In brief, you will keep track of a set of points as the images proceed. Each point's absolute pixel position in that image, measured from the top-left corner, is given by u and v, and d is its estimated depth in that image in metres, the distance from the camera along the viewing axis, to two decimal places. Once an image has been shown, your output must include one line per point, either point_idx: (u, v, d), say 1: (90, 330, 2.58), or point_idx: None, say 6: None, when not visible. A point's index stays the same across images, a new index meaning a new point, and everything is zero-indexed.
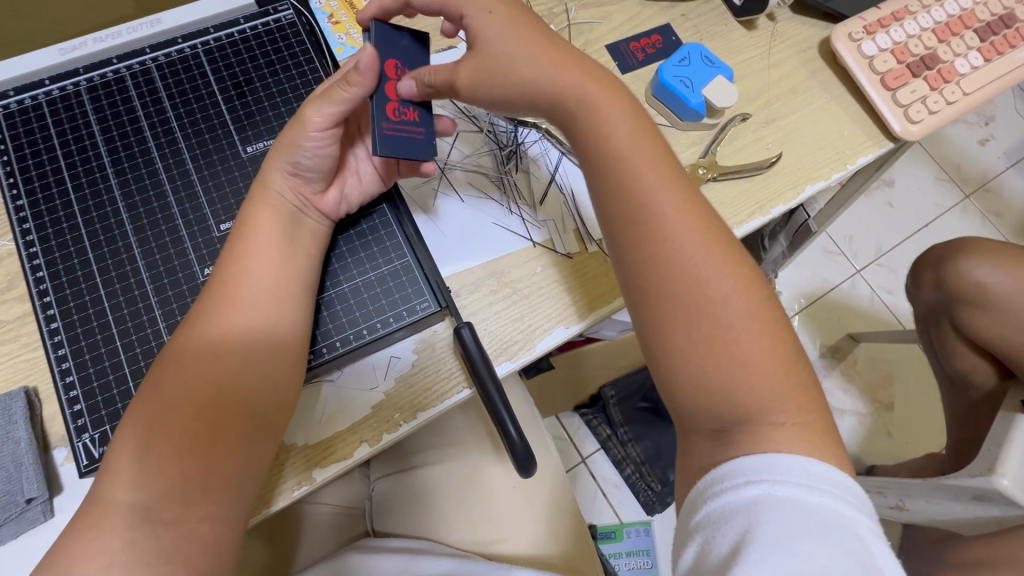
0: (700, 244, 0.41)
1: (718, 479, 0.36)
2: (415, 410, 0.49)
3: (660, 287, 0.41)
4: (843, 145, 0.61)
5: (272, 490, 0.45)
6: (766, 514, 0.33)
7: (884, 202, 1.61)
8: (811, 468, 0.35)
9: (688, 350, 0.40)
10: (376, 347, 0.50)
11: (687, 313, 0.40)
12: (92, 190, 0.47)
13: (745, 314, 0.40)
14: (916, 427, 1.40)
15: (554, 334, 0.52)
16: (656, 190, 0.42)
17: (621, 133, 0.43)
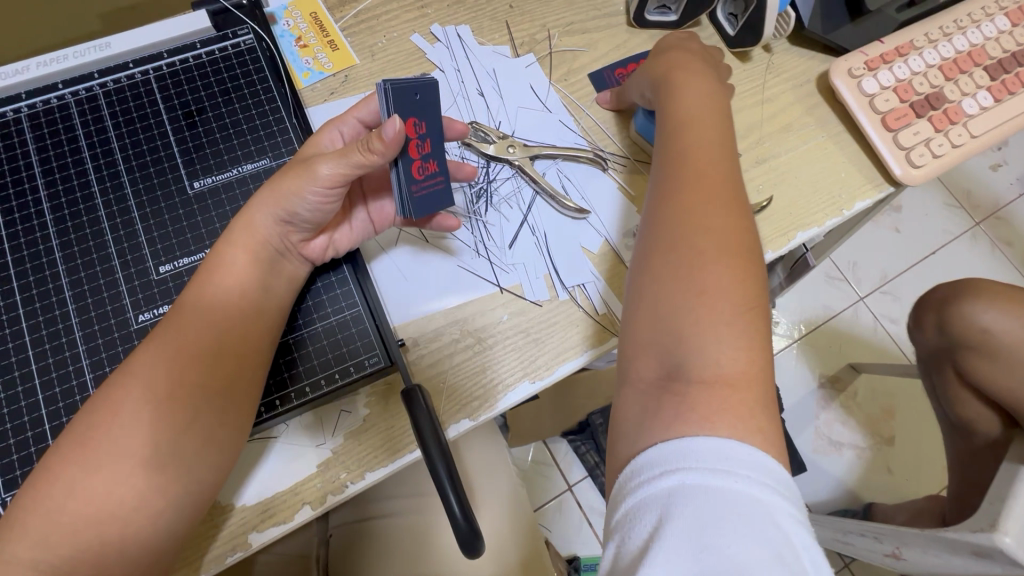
0: (722, 215, 0.40)
1: (635, 472, 0.33)
2: (362, 471, 0.45)
3: (666, 222, 0.40)
4: (839, 189, 0.57)
5: (204, 556, 0.42)
6: (679, 506, 0.31)
7: (890, 228, 1.56)
8: (731, 451, 0.32)
9: (672, 291, 0.38)
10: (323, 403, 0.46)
11: (680, 259, 0.39)
12: (26, 226, 0.44)
13: (732, 294, 0.37)
14: (917, 464, 1.35)
15: (517, 390, 0.48)
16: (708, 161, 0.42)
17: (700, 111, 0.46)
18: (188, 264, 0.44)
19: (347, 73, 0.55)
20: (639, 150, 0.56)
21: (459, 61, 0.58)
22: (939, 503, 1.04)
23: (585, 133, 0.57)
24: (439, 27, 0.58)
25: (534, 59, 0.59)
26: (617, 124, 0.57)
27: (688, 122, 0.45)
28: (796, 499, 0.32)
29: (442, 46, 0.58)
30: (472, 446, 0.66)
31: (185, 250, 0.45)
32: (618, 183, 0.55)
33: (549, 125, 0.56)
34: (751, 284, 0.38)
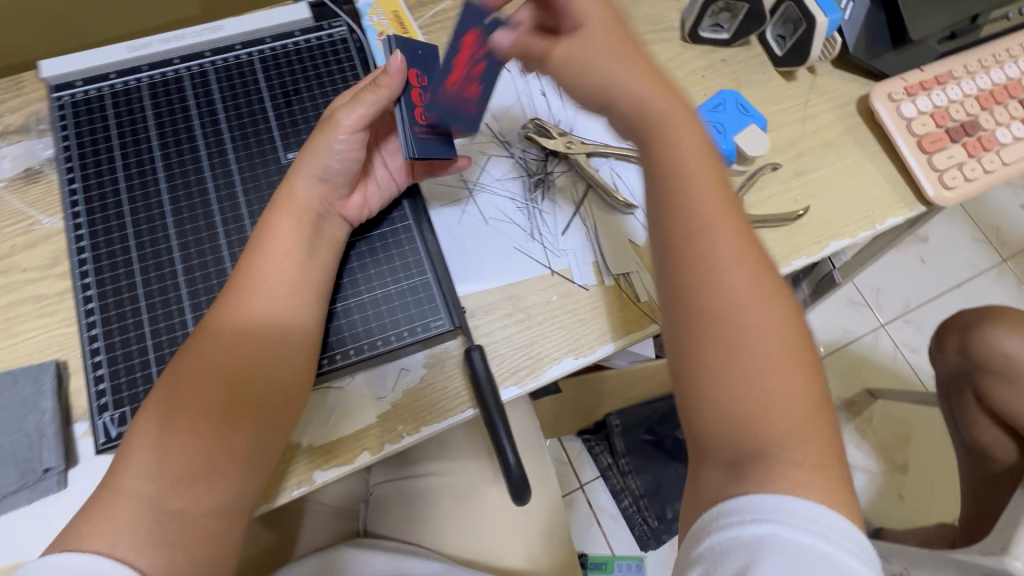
0: (754, 293, 0.39)
1: (726, 513, 0.34)
2: (418, 424, 0.50)
3: (697, 303, 0.39)
4: (872, 205, 0.61)
5: (274, 486, 0.47)
6: (771, 554, 0.32)
7: (915, 258, 1.57)
8: (827, 517, 0.33)
9: (729, 373, 0.37)
10: (389, 359, 0.51)
11: (733, 335, 0.38)
12: (141, 181, 0.50)
13: (783, 338, 0.38)
14: (929, 494, 1.35)
15: (563, 363, 0.53)
16: (702, 201, 0.40)
17: (702, 163, 0.42)
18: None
19: None
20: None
21: (525, 63, 0.63)
22: (950, 530, 1.05)
23: None
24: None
25: None
26: None
27: (682, 146, 0.42)
28: (880, 569, 0.34)
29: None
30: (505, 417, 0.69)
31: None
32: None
33: (605, 126, 0.61)
34: (799, 356, 0.38)
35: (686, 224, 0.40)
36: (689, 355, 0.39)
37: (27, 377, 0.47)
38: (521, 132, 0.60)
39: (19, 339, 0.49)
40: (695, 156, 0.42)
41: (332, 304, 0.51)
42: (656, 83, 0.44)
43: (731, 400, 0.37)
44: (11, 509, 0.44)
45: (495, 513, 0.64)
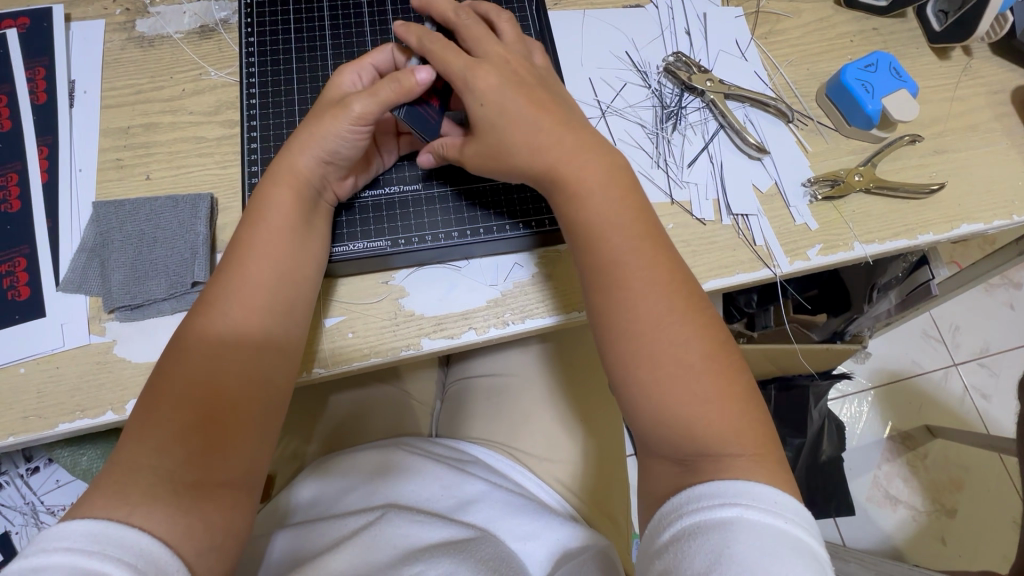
0: (658, 297, 0.44)
1: (692, 500, 0.38)
2: (525, 316, 0.52)
3: (624, 338, 0.44)
4: (1012, 195, 0.58)
5: (386, 344, 0.50)
6: (733, 536, 0.35)
7: (1005, 302, 1.49)
8: (778, 497, 0.37)
9: (652, 382, 0.43)
10: (443, 254, 0.52)
11: (660, 354, 0.43)
12: (309, 46, 0.56)
13: (691, 345, 0.43)
14: (976, 543, 1.28)
15: (527, 323, 0.52)
16: (628, 249, 0.45)
17: (598, 204, 0.46)
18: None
19: None
20: (823, 113, 0.60)
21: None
22: None
23: (774, 87, 0.61)
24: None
25: (742, 13, 0.63)
26: (806, 87, 0.61)
27: (582, 204, 0.46)
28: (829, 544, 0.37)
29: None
30: (573, 348, 0.70)
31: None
32: (797, 139, 0.59)
33: (744, 73, 0.61)
34: (704, 334, 0.44)
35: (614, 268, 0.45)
36: (625, 372, 0.44)
37: (185, 203, 0.52)
38: (661, 64, 0.60)
39: (179, 172, 0.54)
40: (596, 202, 0.46)
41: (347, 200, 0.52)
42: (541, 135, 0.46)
43: (662, 408, 0.42)
44: (155, 314, 0.49)
45: (560, 432, 0.65)
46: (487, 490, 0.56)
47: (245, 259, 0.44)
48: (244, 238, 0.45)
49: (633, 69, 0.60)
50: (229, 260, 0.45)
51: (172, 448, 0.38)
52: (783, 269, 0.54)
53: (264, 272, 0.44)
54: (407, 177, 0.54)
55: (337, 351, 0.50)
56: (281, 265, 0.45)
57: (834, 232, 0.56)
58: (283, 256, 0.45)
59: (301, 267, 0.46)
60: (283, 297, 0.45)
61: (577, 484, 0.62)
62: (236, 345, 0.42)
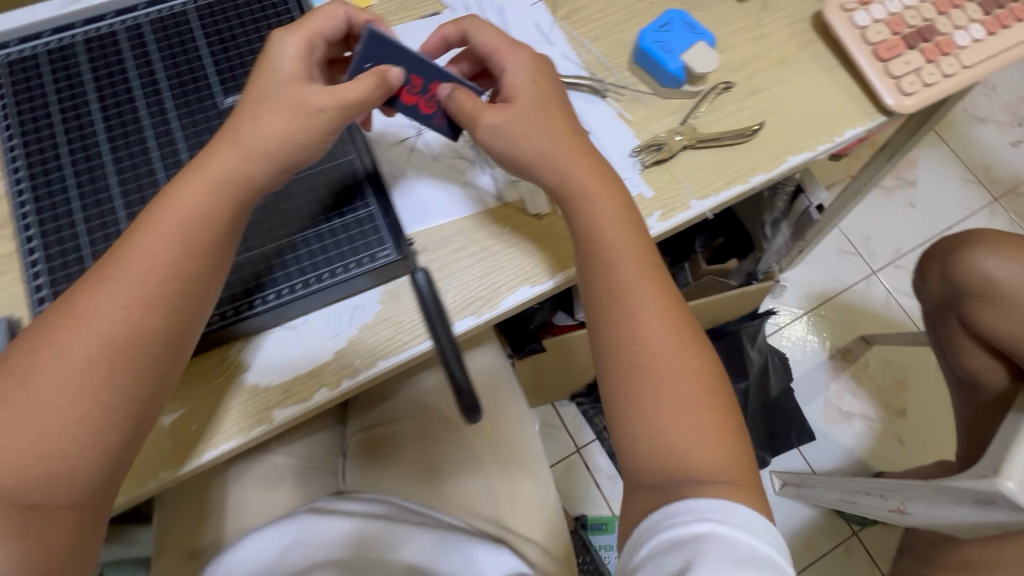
0: (648, 300, 0.47)
1: (669, 514, 0.41)
2: (375, 358, 0.50)
3: (618, 345, 0.47)
4: (830, 118, 0.60)
5: (234, 427, 0.47)
6: (704, 548, 0.37)
7: (905, 202, 1.56)
8: (747, 514, 0.40)
9: (636, 382, 0.45)
10: (276, 314, 0.50)
11: (644, 363, 0.46)
12: (79, 135, 0.50)
13: (683, 355, 0.46)
14: (930, 435, 1.34)
15: (378, 365, 0.49)
16: (622, 256, 0.48)
17: (604, 221, 0.48)
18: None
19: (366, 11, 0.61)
20: (637, 80, 0.60)
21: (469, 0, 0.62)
22: (950, 468, 1.05)
23: (585, 65, 0.60)
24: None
25: None
26: (616, 57, 0.61)
27: (604, 224, 0.48)
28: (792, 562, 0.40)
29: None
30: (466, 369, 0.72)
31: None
32: (616, 110, 0.58)
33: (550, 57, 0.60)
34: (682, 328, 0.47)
35: (615, 276, 0.48)
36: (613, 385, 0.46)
37: None
38: None
39: None
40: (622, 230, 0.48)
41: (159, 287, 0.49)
42: (571, 144, 0.49)
43: (647, 410, 0.45)
44: None
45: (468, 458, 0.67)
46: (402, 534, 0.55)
47: (111, 281, 0.40)
48: (120, 250, 0.41)
49: None
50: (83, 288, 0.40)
51: (28, 401, 0.37)
52: None
53: (141, 295, 0.40)
54: None
55: (176, 450, 0.46)
56: (140, 304, 0.40)
57: (670, 195, 0.56)
58: (163, 288, 0.40)
59: (184, 291, 0.41)
60: (152, 350, 0.40)
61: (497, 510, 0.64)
62: (107, 372, 0.39)
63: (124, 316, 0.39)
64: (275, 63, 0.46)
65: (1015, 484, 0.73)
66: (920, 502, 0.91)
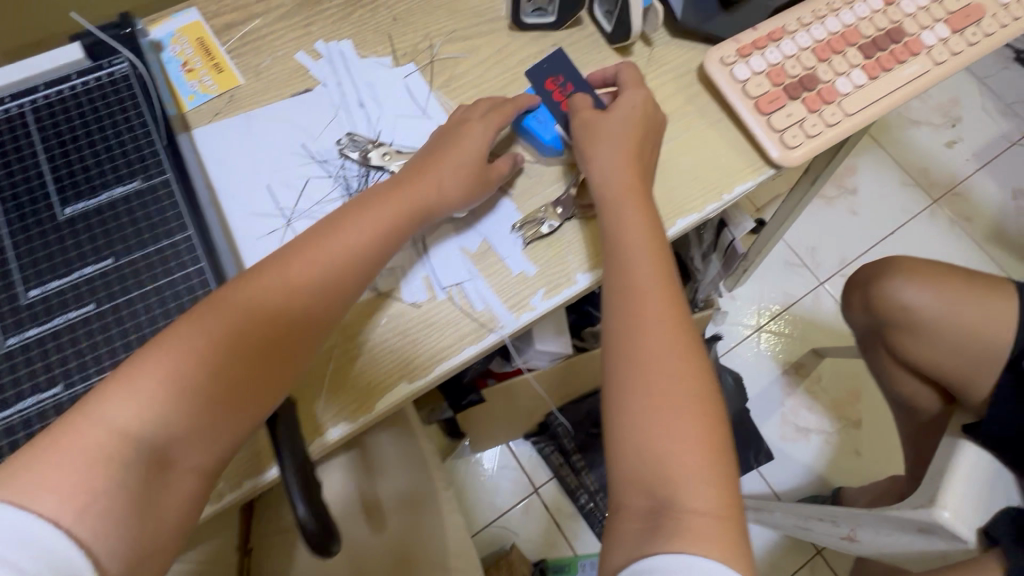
0: (662, 329, 0.48)
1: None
2: (241, 478, 0.47)
3: (627, 369, 0.47)
4: (719, 174, 0.58)
5: None
6: None
7: (847, 210, 1.57)
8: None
9: (643, 408, 0.46)
10: None
11: (642, 350, 0.47)
12: None
13: (677, 362, 0.47)
14: (886, 445, 1.34)
15: (243, 486, 0.47)
16: (648, 282, 0.49)
17: (645, 253, 0.50)
18: (77, 316, 0.45)
19: (233, 93, 0.59)
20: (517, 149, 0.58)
21: (341, 75, 0.60)
22: (901, 485, 1.04)
23: None
24: (323, 44, 0.61)
25: (414, 69, 0.61)
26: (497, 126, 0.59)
27: (635, 237, 0.51)
28: None
29: (326, 62, 0.60)
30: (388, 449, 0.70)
31: (72, 304, 0.45)
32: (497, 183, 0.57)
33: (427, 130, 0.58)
34: (691, 357, 0.47)
35: (633, 304, 0.49)
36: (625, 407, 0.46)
37: None
38: (338, 149, 0.57)
39: None
40: (649, 259, 0.50)
41: None
42: (631, 173, 0.52)
43: (654, 436, 0.45)
44: None
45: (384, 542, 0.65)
46: None
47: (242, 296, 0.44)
48: (245, 280, 0.45)
49: (313, 161, 0.56)
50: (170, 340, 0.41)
51: (72, 474, 0.36)
52: (506, 329, 0.51)
53: (280, 311, 0.44)
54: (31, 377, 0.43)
55: None
56: (265, 326, 0.44)
57: (554, 271, 0.54)
58: (227, 326, 0.42)
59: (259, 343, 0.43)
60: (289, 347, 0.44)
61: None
62: (202, 377, 0.41)
63: (259, 339, 0.43)
64: (466, 145, 0.53)
65: (953, 514, 0.70)
66: (868, 529, 0.88)
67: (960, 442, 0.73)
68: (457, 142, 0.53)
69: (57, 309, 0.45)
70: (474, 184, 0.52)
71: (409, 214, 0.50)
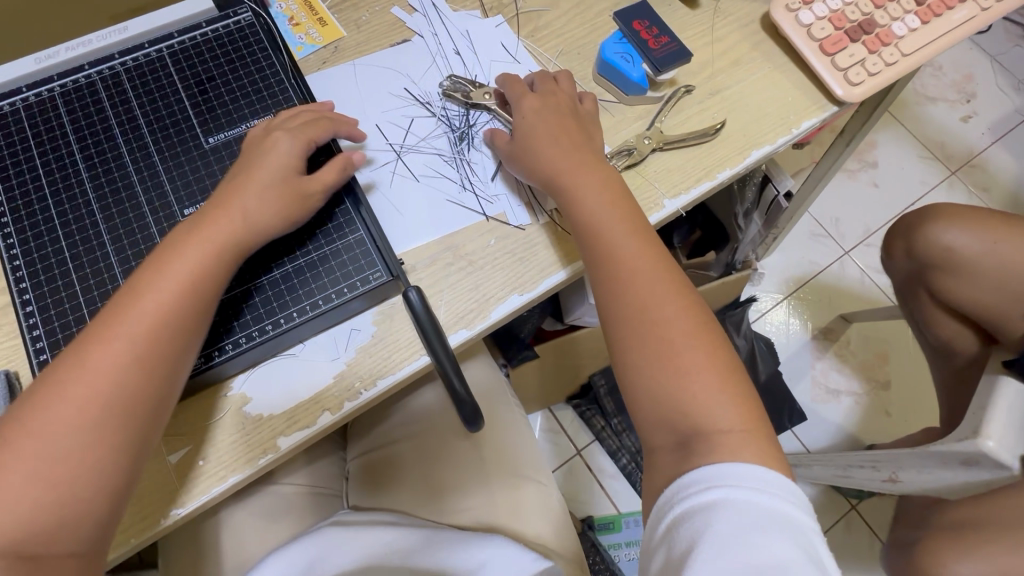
0: (659, 284, 0.51)
1: (681, 489, 0.44)
2: (375, 379, 0.51)
3: (635, 332, 0.50)
4: (787, 112, 0.63)
5: (238, 458, 0.48)
6: (720, 514, 0.41)
7: (869, 182, 1.62)
8: (763, 475, 0.43)
9: (654, 361, 0.49)
10: (277, 344, 0.50)
11: (619, 302, 0.51)
12: (65, 186, 0.50)
13: (680, 311, 0.50)
14: (915, 405, 1.38)
15: (376, 386, 0.51)
16: (626, 246, 0.52)
17: (609, 217, 0.53)
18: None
19: (337, 43, 0.63)
20: (602, 90, 0.64)
21: (436, 26, 0.65)
22: (934, 433, 1.08)
23: None
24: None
25: (503, 20, 0.66)
26: (581, 71, 0.64)
27: (596, 201, 0.53)
28: (808, 509, 0.43)
29: (420, 15, 0.65)
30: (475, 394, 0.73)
31: None
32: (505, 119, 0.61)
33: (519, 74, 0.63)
34: (688, 300, 0.51)
35: (615, 266, 0.52)
36: (635, 366, 0.50)
37: None
38: (440, 91, 0.62)
39: None
40: (613, 223, 0.53)
41: None
42: (569, 141, 0.55)
43: (665, 387, 0.48)
44: None
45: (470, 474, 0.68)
46: (431, 533, 0.57)
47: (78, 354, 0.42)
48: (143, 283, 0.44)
49: (416, 103, 0.61)
50: (83, 355, 0.42)
51: (31, 464, 0.39)
52: None
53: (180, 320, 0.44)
54: None
55: (181, 489, 0.47)
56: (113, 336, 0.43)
57: (644, 197, 0.59)
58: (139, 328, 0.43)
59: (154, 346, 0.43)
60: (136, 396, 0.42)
61: (512, 521, 0.64)
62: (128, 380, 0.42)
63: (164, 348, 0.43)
64: (271, 162, 0.50)
65: (996, 443, 0.72)
66: (909, 469, 0.91)
67: (1000, 378, 0.76)
68: (262, 159, 0.50)
69: None
70: (287, 204, 0.49)
71: (238, 236, 0.47)
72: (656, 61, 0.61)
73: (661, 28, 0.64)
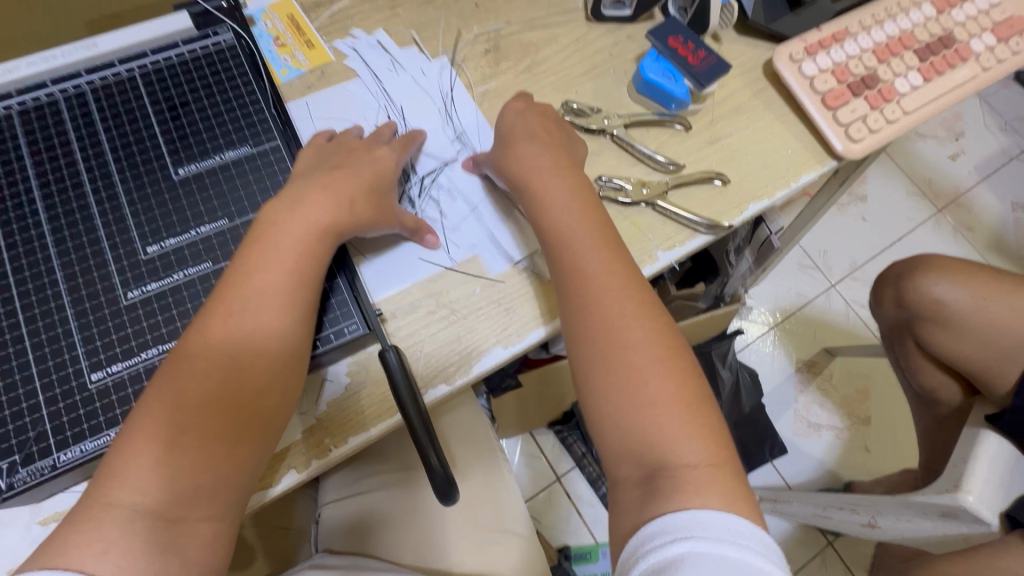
0: (642, 327, 0.47)
1: (648, 538, 0.39)
2: (345, 436, 0.48)
3: (612, 383, 0.45)
4: (786, 164, 0.61)
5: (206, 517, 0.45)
6: (687, 567, 0.36)
7: (857, 216, 1.63)
8: (733, 524, 0.39)
9: (630, 418, 0.44)
10: None
11: (595, 338, 0.47)
12: (18, 215, 0.47)
13: (663, 364, 0.45)
14: (893, 443, 1.38)
15: (345, 445, 0.48)
16: (606, 286, 0.48)
17: (591, 255, 0.49)
18: (195, 272, 0.47)
19: (323, 68, 0.60)
20: (643, 108, 0.63)
21: (399, 58, 0.61)
22: (913, 476, 1.08)
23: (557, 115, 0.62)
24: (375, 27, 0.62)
25: (498, 53, 0.64)
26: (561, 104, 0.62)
27: (574, 236, 0.50)
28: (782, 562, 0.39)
29: (380, 47, 0.62)
30: (458, 434, 0.72)
31: (190, 260, 0.47)
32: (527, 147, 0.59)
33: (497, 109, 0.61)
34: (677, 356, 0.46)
35: (597, 310, 0.47)
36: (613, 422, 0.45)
37: None
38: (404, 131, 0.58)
39: None
40: (597, 262, 0.49)
41: (88, 388, 0.43)
42: (556, 169, 0.53)
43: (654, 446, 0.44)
44: None
45: (448, 522, 0.65)
46: None
47: (253, 300, 0.44)
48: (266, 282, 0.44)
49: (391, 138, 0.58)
50: (224, 343, 0.42)
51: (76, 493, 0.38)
52: None
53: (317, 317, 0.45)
54: (150, 329, 0.44)
55: None
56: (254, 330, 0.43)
57: (637, 247, 0.57)
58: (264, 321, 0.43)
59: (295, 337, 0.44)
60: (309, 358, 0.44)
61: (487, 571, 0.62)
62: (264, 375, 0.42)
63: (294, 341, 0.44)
64: None
65: (976, 498, 0.70)
66: (889, 516, 0.88)
67: (981, 430, 0.74)
68: None
69: (175, 265, 0.47)
70: None
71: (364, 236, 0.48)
72: (703, 76, 0.61)
73: (699, 41, 0.62)
